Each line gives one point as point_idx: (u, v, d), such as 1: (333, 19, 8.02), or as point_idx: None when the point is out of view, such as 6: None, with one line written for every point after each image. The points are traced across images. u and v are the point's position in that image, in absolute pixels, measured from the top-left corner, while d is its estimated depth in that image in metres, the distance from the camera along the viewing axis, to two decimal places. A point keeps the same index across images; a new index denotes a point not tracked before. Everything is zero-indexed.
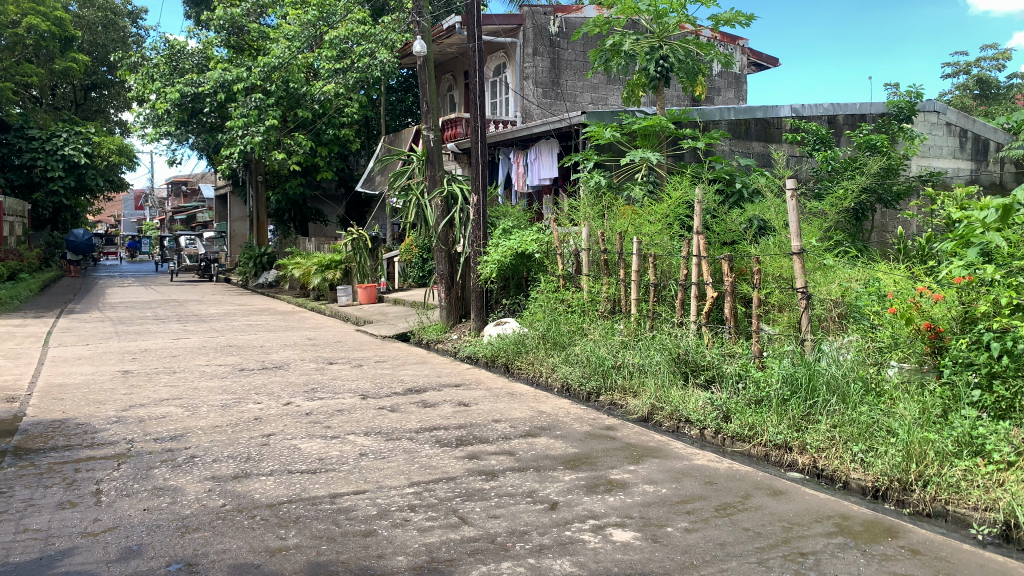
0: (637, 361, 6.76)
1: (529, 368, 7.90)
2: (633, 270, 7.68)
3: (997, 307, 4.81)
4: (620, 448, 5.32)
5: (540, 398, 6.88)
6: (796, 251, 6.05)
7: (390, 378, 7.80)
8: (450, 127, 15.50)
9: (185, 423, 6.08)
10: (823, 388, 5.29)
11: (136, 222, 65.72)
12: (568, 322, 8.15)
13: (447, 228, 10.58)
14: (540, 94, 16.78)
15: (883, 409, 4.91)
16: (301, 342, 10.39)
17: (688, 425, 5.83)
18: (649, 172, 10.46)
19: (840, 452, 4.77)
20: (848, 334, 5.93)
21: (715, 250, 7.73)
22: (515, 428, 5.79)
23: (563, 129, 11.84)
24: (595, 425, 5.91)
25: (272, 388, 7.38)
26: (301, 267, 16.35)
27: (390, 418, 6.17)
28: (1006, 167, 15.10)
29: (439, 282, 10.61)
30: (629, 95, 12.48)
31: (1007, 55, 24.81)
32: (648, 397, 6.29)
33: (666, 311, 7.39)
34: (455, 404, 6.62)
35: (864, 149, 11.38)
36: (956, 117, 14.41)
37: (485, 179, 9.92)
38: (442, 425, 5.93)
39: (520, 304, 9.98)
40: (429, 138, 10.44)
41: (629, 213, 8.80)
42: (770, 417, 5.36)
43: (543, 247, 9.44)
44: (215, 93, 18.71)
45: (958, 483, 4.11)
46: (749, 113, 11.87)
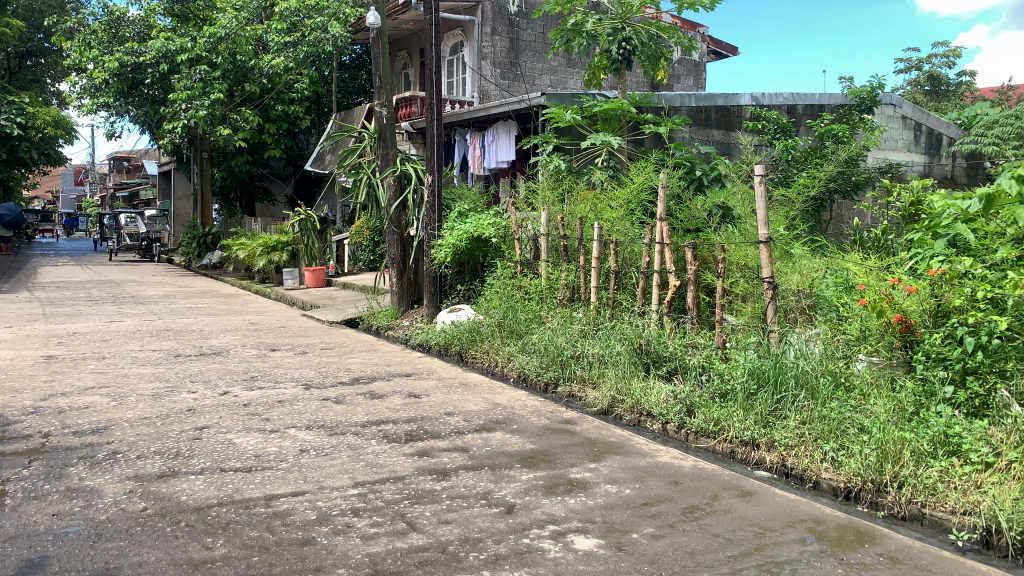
0: (597, 351, 6.48)
1: (484, 357, 7.57)
2: (593, 257, 7.39)
3: (972, 301, 4.63)
4: (579, 444, 5.03)
5: (495, 390, 6.56)
6: (763, 240, 5.81)
7: (336, 367, 7.39)
8: (404, 107, 14.99)
9: (110, 414, 5.61)
10: (791, 382, 5.07)
11: (76, 199, 63.29)
12: (524, 309, 7.83)
13: (399, 210, 10.15)
14: (499, 74, 16.35)
15: (854, 405, 4.71)
16: (243, 327, 9.88)
17: (650, 418, 5.57)
18: (609, 157, 10.17)
19: (810, 449, 4.56)
20: (815, 325, 5.73)
21: (678, 238, 7.50)
22: (468, 422, 5.46)
23: (522, 110, 11.47)
24: (553, 419, 5.61)
25: (209, 376, 6.92)
26: (246, 248, 15.72)
27: (335, 411, 5.78)
28: (957, 162, 15.26)
29: (391, 266, 10.19)
30: (590, 77, 12.18)
31: (957, 53, 25.19)
32: (608, 389, 6.01)
33: (627, 299, 7.13)
34: (405, 395, 6.25)
35: (825, 138, 11.28)
36: (912, 111, 14.46)
37: (441, 159, 9.52)
38: (390, 418, 5.56)
39: (474, 290, 9.61)
40: (382, 116, 9.97)
41: (589, 199, 8.52)
42: (736, 412, 5.12)
43: (499, 232, 9.10)
44: (157, 63, 17.85)
45: (934, 485, 3.92)
46: (711, 100, 11.65)
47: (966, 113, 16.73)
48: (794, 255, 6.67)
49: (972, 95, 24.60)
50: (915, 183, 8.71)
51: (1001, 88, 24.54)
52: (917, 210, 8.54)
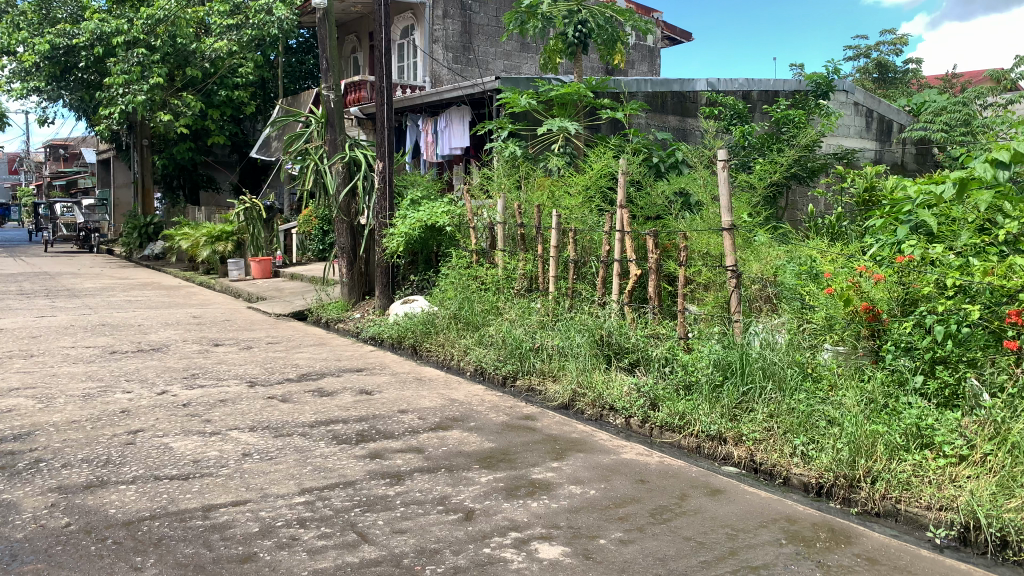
0: (557, 342, 6.25)
1: (439, 350, 7.30)
2: (551, 245, 7.17)
3: (939, 289, 4.52)
4: (541, 442, 4.80)
5: (451, 384, 6.29)
6: (726, 227, 5.63)
7: (283, 363, 7.03)
8: (353, 92, 14.56)
9: (34, 418, 5.18)
10: (758, 373, 4.90)
11: (11, 187, 60.72)
12: (481, 300, 7.58)
13: (349, 198, 9.78)
14: (451, 58, 16.02)
15: (823, 398, 4.57)
16: (184, 321, 9.42)
17: (613, 412, 5.37)
18: (566, 143, 9.97)
19: (779, 444, 4.40)
20: (780, 315, 5.59)
21: (638, 225, 7.33)
22: (423, 420, 5.19)
23: (476, 95, 11.17)
24: (512, 415, 5.37)
25: (145, 374, 6.50)
26: (189, 238, 15.14)
27: (281, 411, 5.45)
28: (906, 148, 15.44)
29: (340, 256, 9.83)
30: (545, 62, 11.97)
31: (904, 41, 25.59)
32: (569, 382, 5.79)
33: (587, 289, 6.93)
34: (356, 393, 5.95)
35: (781, 125, 11.23)
36: (864, 97, 14.53)
37: (392, 145, 9.19)
38: (340, 417, 5.26)
39: (428, 280, 9.29)
40: (330, 99, 9.56)
41: (547, 186, 8.31)
42: (702, 405, 4.93)
43: (454, 220, 8.82)
44: (92, 46, 17.04)
45: (908, 479, 3.79)
46: (666, 85, 11.51)
47: (914, 101, 16.92)
48: (757, 243, 6.55)
49: (919, 81, 24.99)
50: (868, 169, 8.69)
51: (946, 76, 24.98)
52: (873, 196, 8.52)
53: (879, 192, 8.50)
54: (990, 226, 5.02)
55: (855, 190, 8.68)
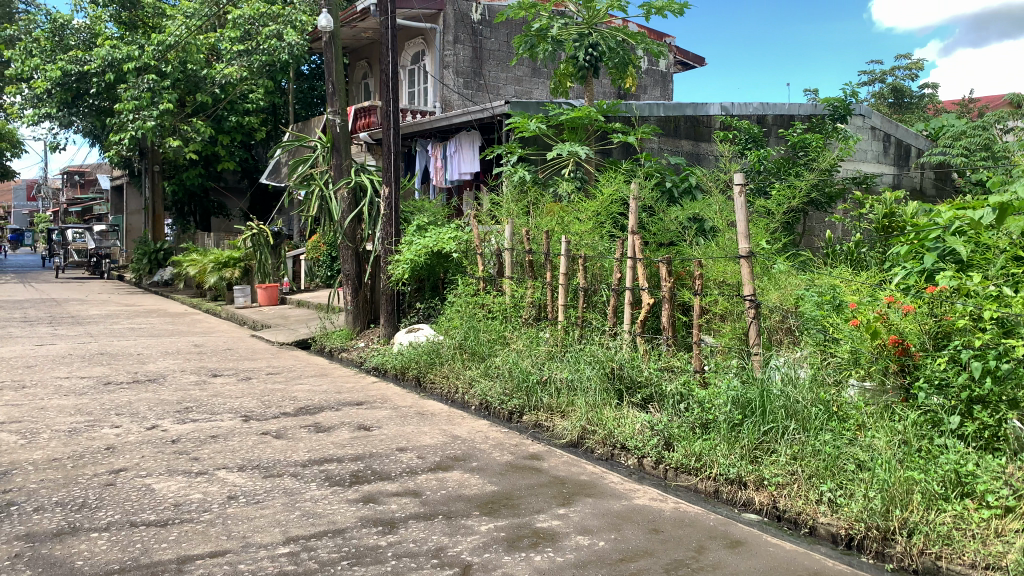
0: (565, 376, 5.94)
1: (443, 381, 7.01)
2: (560, 273, 6.90)
3: (975, 321, 4.21)
4: (547, 484, 4.48)
5: (454, 419, 5.99)
6: (744, 255, 5.33)
7: (281, 395, 6.77)
8: (362, 117, 14.42)
9: (14, 455, 4.92)
10: (780, 412, 4.57)
11: (29, 211, 61.20)
12: (487, 329, 7.31)
13: (354, 224, 9.57)
14: (462, 83, 15.89)
15: (851, 439, 4.24)
16: (185, 350, 9.18)
17: (624, 452, 5.06)
18: (576, 168, 9.74)
19: (804, 490, 4.07)
20: (801, 347, 5.26)
21: (651, 253, 7.06)
22: (422, 460, 4.88)
23: (485, 119, 10.97)
24: (517, 454, 5.06)
25: (137, 407, 6.24)
26: (196, 265, 14.99)
27: (274, 448, 5.16)
28: (925, 173, 15.10)
29: (345, 283, 9.59)
30: (556, 85, 11.86)
31: (920, 66, 25.33)
32: (578, 419, 5.48)
33: (597, 319, 6.64)
34: (354, 428, 5.67)
35: (797, 148, 10.94)
36: (881, 121, 14.23)
37: (398, 170, 9.00)
38: (335, 456, 4.98)
39: (435, 308, 9.01)
40: (335, 123, 9.40)
41: (556, 212, 8.06)
42: (720, 445, 4.60)
43: (461, 246, 8.58)
44: (103, 72, 17.07)
45: (949, 533, 3.45)
46: (679, 110, 11.27)
47: (932, 125, 16.62)
48: (777, 271, 6.25)
49: (935, 106, 24.68)
50: (888, 194, 8.39)
51: (963, 101, 24.69)
52: (893, 221, 8.20)
53: (901, 218, 8.18)
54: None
55: (874, 216, 8.37)
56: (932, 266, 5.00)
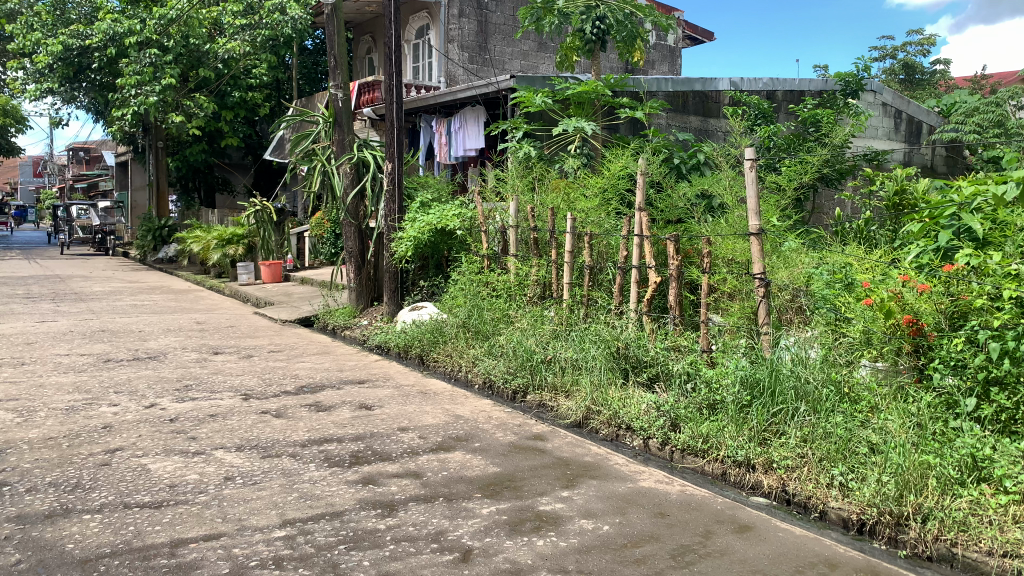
0: (570, 354, 5.82)
1: (447, 360, 6.91)
2: (565, 250, 6.77)
3: (992, 300, 4.07)
4: (551, 466, 4.39)
5: (457, 399, 5.89)
6: (754, 232, 5.17)
7: (282, 374, 6.68)
8: (366, 92, 14.22)
9: (10, 434, 4.85)
10: (790, 393, 4.45)
11: (35, 188, 61.19)
12: (491, 307, 7.20)
13: (357, 200, 9.43)
14: (467, 58, 15.66)
15: (864, 422, 4.12)
16: (186, 327, 9.10)
17: (630, 433, 4.95)
18: (583, 144, 9.57)
19: (815, 473, 3.96)
20: (811, 326, 5.14)
21: (658, 230, 6.92)
22: (423, 441, 4.79)
23: (490, 94, 10.79)
24: (520, 434, 4.96)
25: (136, 385, 6.17)
26: (200, 241, 14.89)
27: (273, 428, 5.08)
28: (937, 150, 14.86)
29: (348, 260, 9.46)
30: (562, 60, 11.66)
31: (933, 41, 24.89)
32: (582, 399, 5.38)
33: (603, 297, 6.51)
34: (355, 408, 5.58)
35: (808, 124, 10.73)
36: (893, 97, 13.96)
37: (401, 145, 8.85)
38: (334, 436, 4.89)
39: (439, 286, 8.89)
40: (338, 97, 9.24)
41: (562, 188, 7.92)
42: (728, 426, 4.49)
43: (465, 223, 8.45)
44: (105, 47, 16.89)
45: (964, 519, 3.35)
46: (687, 85, 11.06)
47: (945, 102, 16.32)
48: (786, 249, 6.11)
49: (947, 82, 24.30)
50: (899, 171, 8.21)
51: (975, 77, 24.31)
52: (904, 199, 8.02)
53: (912, 195, 8.01)
54: None
55: (884, 193, 8.19)
56: (947, 244, 4.86)
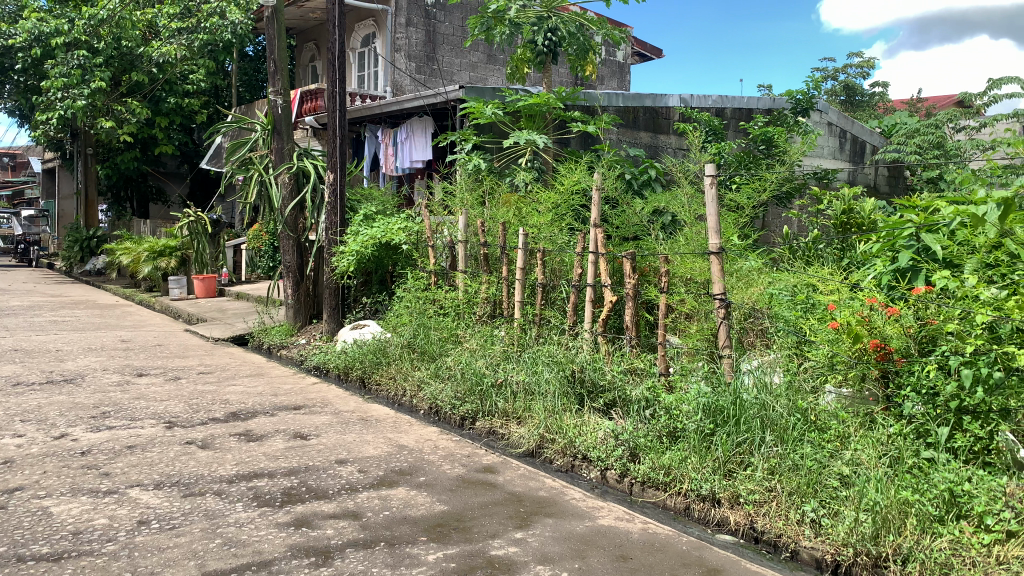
0: (523, 379, 5.50)
1: (390, 383, 6.53)
2: (517, 268, 6.48)
3: (964, 325, 3.92)
4: (502, 503, 4.05)
5: (401, 426, 5.52)
6: (715, 251, 4.94)
7: (212, 399, 6.21)
8: (308, 100, 13.74)
9: None
10: (756, 423, 4.21)
11: None
12: (438, 326, 6.85)
13: (296, 212, 8.97)
14: (414, 68, 15.33)
15: (834, 454, 3.90)
16: (109, 346, 8.50)
17: (586, 463, 4.66)
18: (534, 157, 9.32)
19: (785, 509, 3.71)
20: (774, 349, 4.95)
21: (613, 248, 6.69)
22: (364, 476, 4.41)
23: (438, 105, 10.46)
24: (470, 466, 4.62)
25: (47, 412, 5.62)
26: (130, 253, 14.17)
27: (197, 461, 4.62)
28: (879, 170, 15.06)
29: (286, 275, 8.99)
30: (513, 71, 11.44)
31: (871, 64, 25.53)
32: (536, 426, 5.07)
33: (555, 316, 6.24)
34: (289, 438, 5.17)
35: (759, 142, 10.67)
36: (838, 117, 14.09)
37: (343, 155, 8.45)
38: (265, 470, 4.46)
39: (383, 302, 8.48)
40: (277, 104, 8.78)
41: (513, 203, 7.64)
42: (690, 457, 4.22)
43: (411, 237, 8.08)
44: (29, 47, 16.00)
45: (948, 561, 3.11)
46: (638, 100, 10.91)
47: (886, 122, 16.68)
48: (746, 269, 5.91)
49: (885, 104, 24.90)
50: (847, 190, 8.14)
51: (912, 100, 24.99)
52: (853, 218, 7.92)
53: (861, 214, 7.94)
54: (1006, 255, 4.49)
55: (833, 211, 8.09)
56: (908, 264, 4.73)
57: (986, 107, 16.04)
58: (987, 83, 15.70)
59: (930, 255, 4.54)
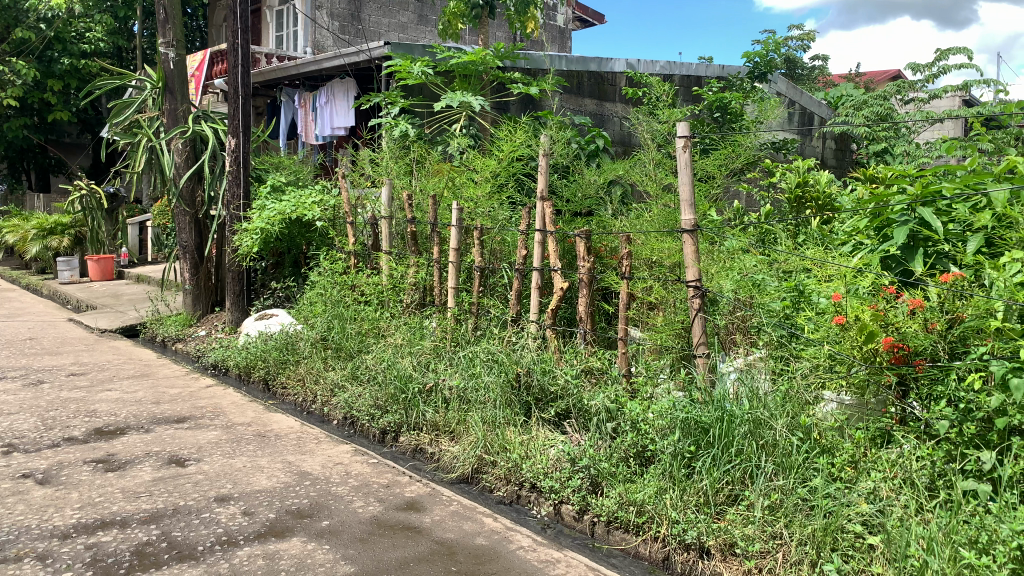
0: (457, 384, 4.52)
1: (298, 387, 5.52)
2: (450, 248, 5.50)
3: (1006, 322, 3.12)
4: (428, 558, 3.10)
5: (307, 444, 4.51)
6: (690, 229, 4.02)
7: (76, 410, 5.06)
8: (219, 62, 12.34)
9: None
10: (750, 447, 3.31)
11: None
12: (357, 317, 5.81)
13: (193, 183, 7.76)
14: (338, 28, 14.04)
15: (852, 492, 3.04)
16: None
17: (535, 495, 3.74)
18: (470, 123, 8.30)
19: (796, 565, 2.86)
20: (759, 347, 4.12)
21: (564, 225, 5.81)
22: (248, 521, 3.39)
23: (361, 64, 9.31)
24: (388, 503, 3.64)
25: None
26: (17, 232, 12.64)
27: (27, 505, 3.50)
28: (826, 143, 14.37)
29: (182, 257, 7.81)
30: (445, 27, 10.37)
31: (811, 37, 25.11)
32: (472, 444, 4.12)
33: (496, 306, 5.30)
34: (162, 464, 4.09)
35: (713, 109, 9.82)
36: (786, 87, 13.28)
37: (248, 118, 7.29)
38: (118, 516, 3.39)
39: (296, 287, 7.36)
40: (169, 58, 7.50)
41: (446, 172, 6.63)
42: (668, 491, 3.31)
43: (327, 213, 7.02)
44: None
45: None
46: (582, 64, 9.95)
47: (831, 95, 16.25)
48: (717, 251, 5.09)
49: (826, 78, 24.53)
50: (799, 162, 6.79)
51: (851, 75, 24.71)
52: (810, 191, 6.55)
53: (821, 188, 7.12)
54: None
55: (785, 185, 6.73)
56: (904, 243, 3.92)
57: (934, 79, 15.56)
58: (934, 54, 15.21)
59: (931, 232, 3.74)
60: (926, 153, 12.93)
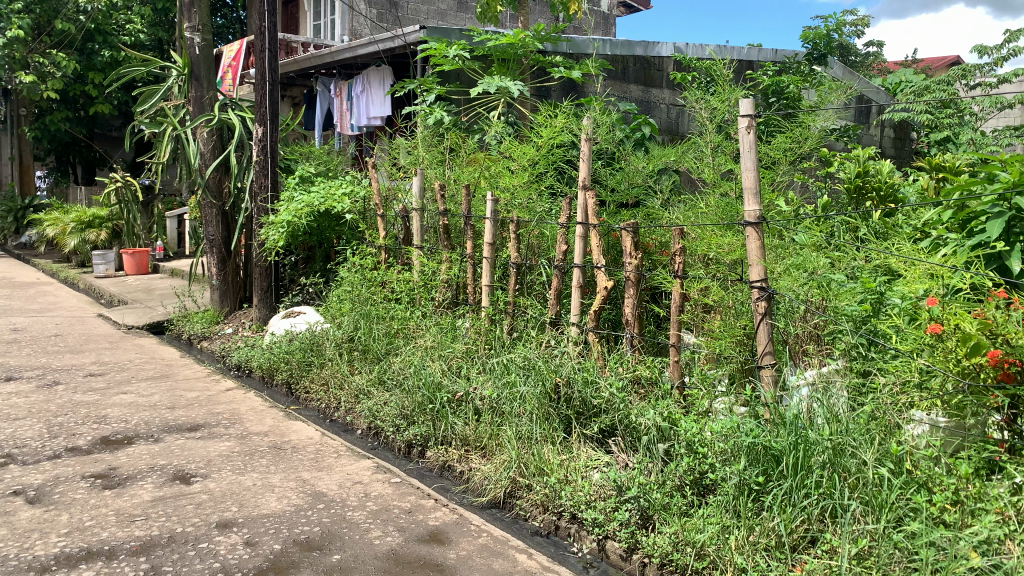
0: (490, 394, 4.08)
1: (322, 391, 5.14)
2: (485, 242, 5.05)
3: None
4: None
5: (325, 459, 4.11)
6: (754, 221, 3.51)
7: (86, 415, 4.75)
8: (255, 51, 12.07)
9: None
10: (832, 480, 2.80)
11: None
12: (384, 317, 5.40)
13: (220, 175, 7.45)
14: (376, 15, 13.70)
15: (960, 539, 2.51)
16: None
17: (577, 527, 3.28)
18: (508, 110, 7.84)
19: None
20: (835, 357, 3.59)
21: (608, 218, 5.32)
22: (249, 554, 2.99)
23: (396, 50, 8.91)
24: (410, 533, 3.22)
25: None
26: (57, 225, 12.57)
27: (10, 529, 3.16)
28: (886, 132, 13.54)
29: (209, 251, 7.53)
30: (484, 11, 9.90)
31: (865, 23, 24.08)
32: (505, 464, 3.68)
33: (533, 306, 4.85)
34: (166, 481, 3.73)
35: (768, 94, 9.20)
36: (844, 72, 12.52)
37: (275, 106, 6.94)
38: (107, 546, 3.02)
39: (325, 283, 7.00)
40: (193, 43, 7.23)
41: (482, 161, 6.19)
42: (734, 532, 2.81)
43: (357, 205, 6.63)
44: None
45: None
46: (628, 48, 9.39)
47: (890, 80, 15.41)
48: (784, 246, 4.54)
49: (882, 65, 23.49)
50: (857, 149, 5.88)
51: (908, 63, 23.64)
52: (874, 180, 5.79)
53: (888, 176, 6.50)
54: None
55: (845, 173, 5.91)
56: (1007, 238, 3.34)
57: (1003, 61, 14.61)
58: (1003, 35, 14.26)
59: None
60: (995, 141, 12.08)
